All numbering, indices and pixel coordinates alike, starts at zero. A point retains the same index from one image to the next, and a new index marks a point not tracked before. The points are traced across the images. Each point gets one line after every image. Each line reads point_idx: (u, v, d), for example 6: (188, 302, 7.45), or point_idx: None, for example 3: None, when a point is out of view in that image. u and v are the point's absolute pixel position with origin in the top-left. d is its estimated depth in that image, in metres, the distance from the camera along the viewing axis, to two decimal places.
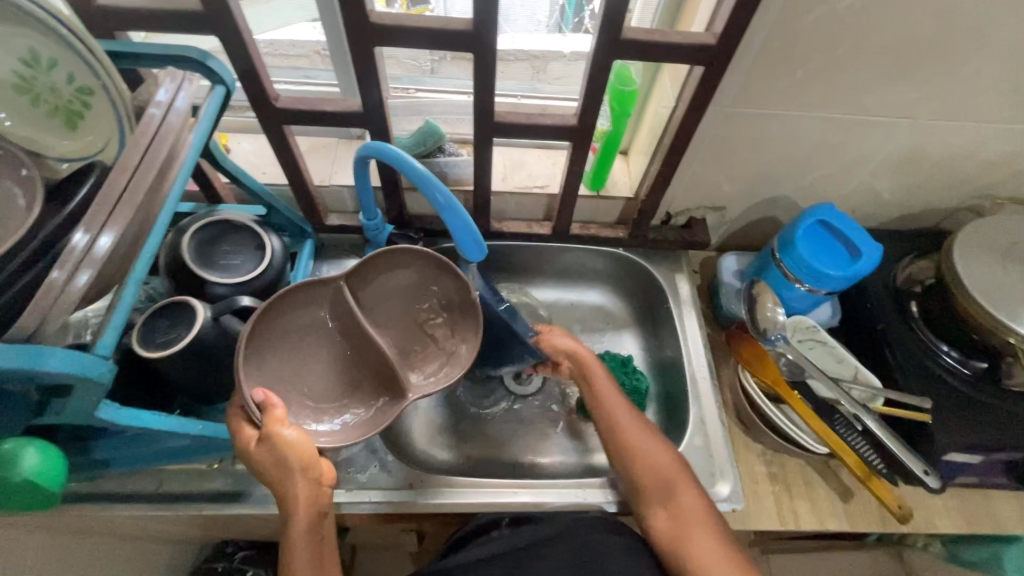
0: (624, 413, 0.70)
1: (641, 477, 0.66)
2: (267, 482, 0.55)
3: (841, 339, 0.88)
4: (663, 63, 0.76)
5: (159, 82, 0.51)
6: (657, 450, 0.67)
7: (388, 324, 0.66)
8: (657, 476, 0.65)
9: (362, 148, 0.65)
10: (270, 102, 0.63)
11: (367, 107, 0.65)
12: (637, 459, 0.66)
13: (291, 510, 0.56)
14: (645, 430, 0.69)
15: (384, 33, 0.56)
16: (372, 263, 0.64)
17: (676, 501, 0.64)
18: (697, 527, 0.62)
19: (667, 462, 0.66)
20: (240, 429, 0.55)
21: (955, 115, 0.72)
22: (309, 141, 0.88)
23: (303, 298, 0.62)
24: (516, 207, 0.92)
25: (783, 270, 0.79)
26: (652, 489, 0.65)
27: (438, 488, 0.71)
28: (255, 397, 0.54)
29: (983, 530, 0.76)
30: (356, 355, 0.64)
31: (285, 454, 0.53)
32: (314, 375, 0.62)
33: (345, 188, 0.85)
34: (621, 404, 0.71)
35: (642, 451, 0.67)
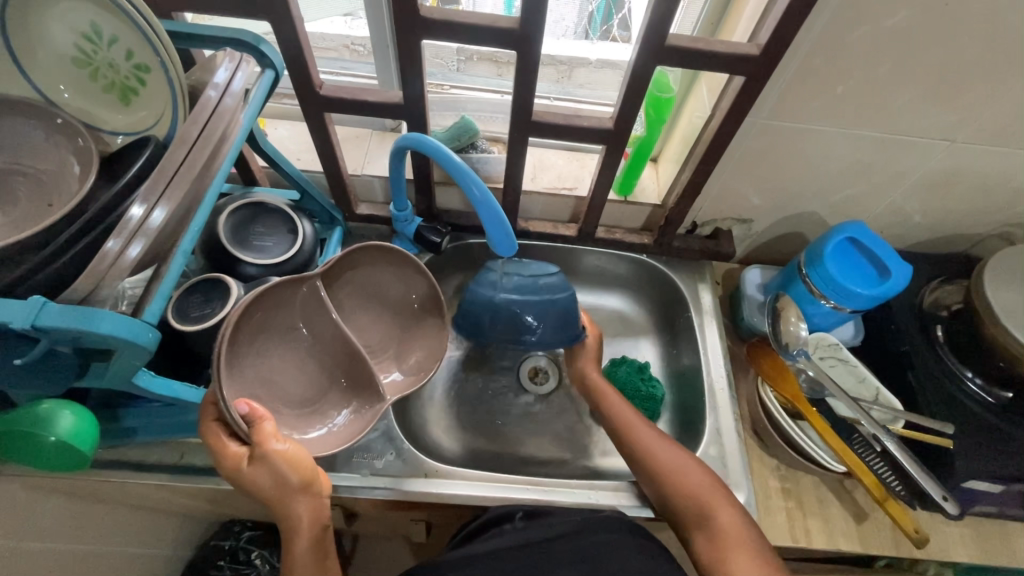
0: (640, 425, 0.72)
1: (672, 491, 0.65)
2: (264, 498, 0.56)
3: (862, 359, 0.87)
4: (701, 72, 0.76)
5: (216, 63, 0.52)
6: (692, 468, 0.66)
7: (359, 324, 0.70)
8: (689, 494, 0.64)
9: (401, 139, 0.66)
10: (314, 89, 0.65)
11: (408, 99, 0.66)
12: (669, 479, 0.65)
13: (294, 526, 0.58)
14: (668, 446, 0.69)
15: (431, 27, 0.57)
16: (350, 258, 0.66)
17: (712, 519, 0.61)
18: (734, 543, 0.59)
19: (698, 474, 0.65)
20: (220, 447, 0.53)
21: (995, 141, 0.71)
22: (345, 130, 0.90)
23: (279, 297, 0.61)
24: (543, 207, 0.93)
25: (808, 286, 0.78)
26: (684, 506, 0.64)
27: (452, 480, 0.72)
28: (238, 411, 0.52)
29: (998, 562, 0.75)
30: (336, 362, 0.66)
31: (283, 469, 0.54)
32: (291, 377, 0.63)
33: (376, 179, 0.87)
34: (637, 418, 0.73)
35: (670, 469, 0.66)
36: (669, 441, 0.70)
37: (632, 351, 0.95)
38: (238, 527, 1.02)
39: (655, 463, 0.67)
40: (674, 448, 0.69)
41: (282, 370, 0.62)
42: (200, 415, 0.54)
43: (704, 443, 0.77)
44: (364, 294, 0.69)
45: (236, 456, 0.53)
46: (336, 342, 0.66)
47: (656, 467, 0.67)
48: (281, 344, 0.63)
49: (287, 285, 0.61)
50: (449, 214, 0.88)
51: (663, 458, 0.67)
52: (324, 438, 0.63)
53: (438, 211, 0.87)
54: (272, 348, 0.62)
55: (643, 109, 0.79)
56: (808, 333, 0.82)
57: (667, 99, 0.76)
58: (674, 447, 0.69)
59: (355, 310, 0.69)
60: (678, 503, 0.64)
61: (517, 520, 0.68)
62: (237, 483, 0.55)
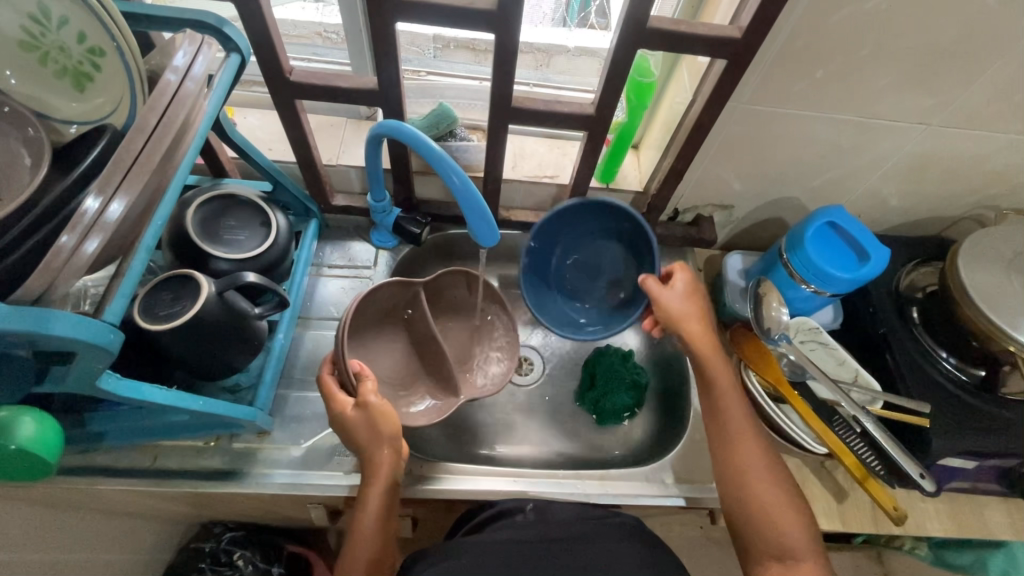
0: (748, 433, 0.66)
1: (761, 517, 0.62)
2: (354, 446, 0.60)
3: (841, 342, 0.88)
4: (681, 57, 0.75)
5: (175, 45, 0.49)
6: (785, 497, 0.63)
7: (448, 335, 0.79)
8: (778, 525, 0.61)
9: (376, 126, 0.64)
10: (283, 75, 0.62)
11: (383, 85, 0.64)
12: (760, 504, 0.62)
13: (370, 477, 0.59)
14: (768, 470, 0.64)
15: (405, 9, 0.55)
16: (442, 278, 0.76)
17: (796, 559, 0.59)
18: None
19: (786, 508, 0.62)
20: (331, 398, 0.60)
21: (968, 124, 0.72)
22: (318, 118, 0.86)
23: (388, 297, 0.73)
24: (527, 193, 0.91)
25: (789, 271, 0.79)
26: (766, 532, 0.61)
27: (437, 475, 0.71)
28: (352, 367, 0.60)
29: (971, 534, 0.77)
30: (426, 363, 0.76)
31: (376, 421, 0.58)
32: (386, 361, 0.75)
33: (353, 169, 0.84)
34: (745, 424, 0.66)
35: (765, 491, 0.63)
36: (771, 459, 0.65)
37: (616, 339, 0.95)
38: (219, 528, 0.98)
39: (749, 476, 0.64)
40: (772, 470, 0.64)
41: (383, 356, 0.75)
42: (319, 369, 0.63)
43: (689, 428, 0.78)
44: (451, 309, 0.79)
45: (343, 403, 0.59)
46: (428, 340, 0.75)
47: (755, 481, 0.63)
48: (377, 333, 0.75)
49: (374, 290, 0.71)
50: (429, 204, 0.86)
51: (757, 480, 0.63)
52: (422, 414, 0.72)
53: (418, 202, 0.85)
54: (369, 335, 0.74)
55: (625, 94, 0.78)
56: (789, 317, 0.82)
57: (649, 85, 0.75)
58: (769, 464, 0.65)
59: (445, 323, 0.79)
60: (760, 525, 0.62)
61: (527, 512, 0.69)
62: (339, 429, 0.60)
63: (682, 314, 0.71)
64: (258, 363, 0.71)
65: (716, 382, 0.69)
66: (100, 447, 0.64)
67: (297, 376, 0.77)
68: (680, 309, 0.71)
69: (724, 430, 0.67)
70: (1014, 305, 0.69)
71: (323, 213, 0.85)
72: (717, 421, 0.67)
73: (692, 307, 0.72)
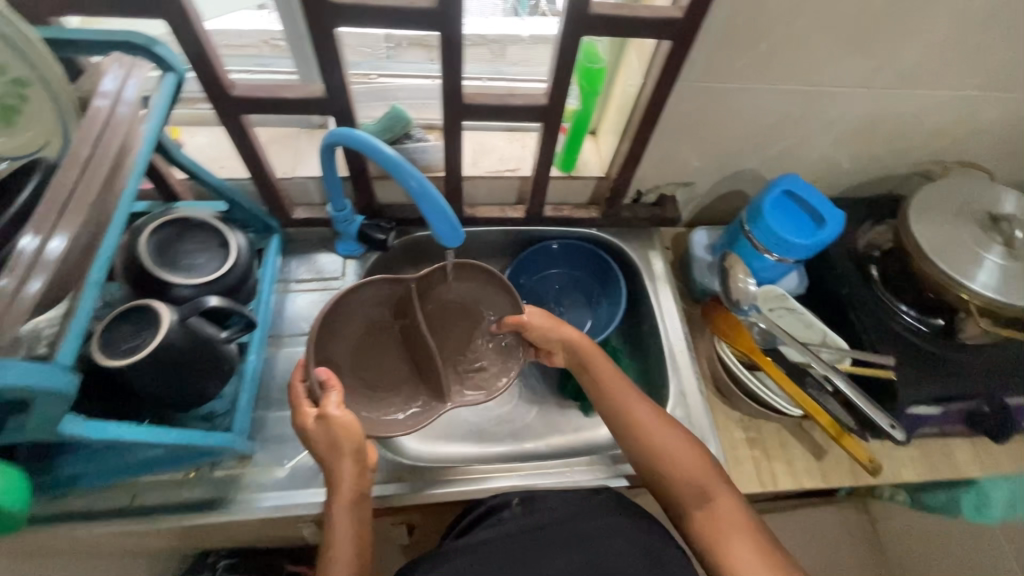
0: (640, 406, 0.68)
1: (671, 479, 0.65)
2: (319, 457, 0.58)
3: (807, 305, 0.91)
4: (629, 40, 0.75)
5: (105, 69, 0.49)
6: (684, 449, 0.65)
7: (451, 339, 0.71)
8: (684, 476, 0.64)
9: (329, 136, 0.62)
10: (226, 90, 0.60)
11: (330, 92, 0.62)
12: (667, 463, 0.65)
13: (333, 490, 0.58)
14: (669, 432, 0.66)
15: (343, 13, 0.54)
16: (440, 271, 0.68)
17: (711, 501, 0.63)
18: (733, 529, 0.61)
19: (695, 464, 0.65)
20: (300, 408, 0.59)
21: (907, 84, 0.74)
22: (269, 131, 0.84)
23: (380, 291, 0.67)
24: (492, 188, 0.91)
25: (752, 241, 0.80)
26: (680, 490, 0.64)
27: (427, 479, 0.71)
28: (318, 376, 0.58)
29: (942, 475, 0.81)
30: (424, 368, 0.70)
31: (335, 435, 0.56)
32: (383, 364, 0.70)
33: (310, 180, 0.82)
34: (632, 397, 0.69)
35: (663, 452, 0.65)
36: (663, 419, 0.68)
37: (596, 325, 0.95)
38: (212, 557, 0.95)
39: (644, 442, 0.66)
40: (665, 428, 0.67)
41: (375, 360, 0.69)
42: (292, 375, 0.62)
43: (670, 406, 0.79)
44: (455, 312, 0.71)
45: (306, 415, 0.58)
46: (423, 342, 0.68)
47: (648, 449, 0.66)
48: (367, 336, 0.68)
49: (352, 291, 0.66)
50: (392, 209, 0.85)
51: (659, 437, 0.66)
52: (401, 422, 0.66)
53: (382, 208, 0.84)
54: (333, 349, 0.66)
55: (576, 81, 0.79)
56: (755, 286, 0.83)
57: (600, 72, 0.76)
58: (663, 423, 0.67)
59: (445, 324, 0.71)
60: (670, 478, 0.65)
61: (514, 505, 0.68)
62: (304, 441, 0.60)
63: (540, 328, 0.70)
64: (232, 388, 0.70)
65: (593, 373, 0.70)
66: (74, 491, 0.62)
67: (275, 397, 0.76)
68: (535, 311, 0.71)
69: (611, 409, 0.69)
70: (964, 253, 0.72)
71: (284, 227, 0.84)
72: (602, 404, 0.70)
73: (550, 317, 0.72)
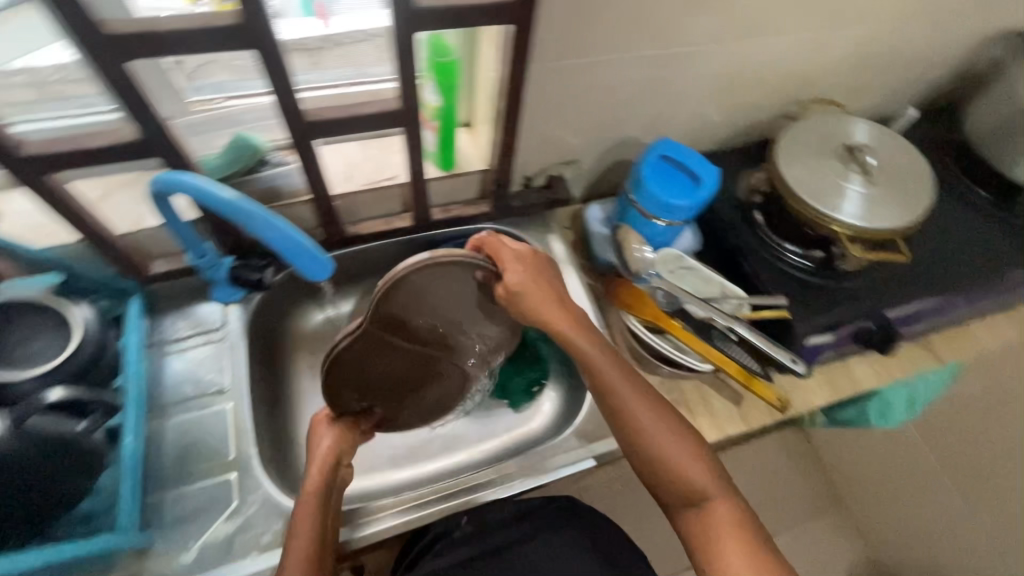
0: (648, 415, 0.65)
1: (675, 489, 0.64)
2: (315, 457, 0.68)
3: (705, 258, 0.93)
4: (478, 31, 0.72)
5: None
6: (689, 455, 0.65)
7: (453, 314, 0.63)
8: (692, 483, 0.63)
9: (154, 182, 0.58)
10: (14, 151, 0.52)
11: (147, 133, 0.55)
12: (671, 471, 0.64)
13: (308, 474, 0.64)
14: (677, 442, 0.65)
15: (129, 42, 0.47)
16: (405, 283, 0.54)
17: (710, 506, 0.63)
18: (729, 537, 0.61)
19: (700, 473, 0.64)
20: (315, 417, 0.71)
21: (751, 34, 0.77)
22: (99, 183, 0.73)
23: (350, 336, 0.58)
24: (370, 206, 0.86)
25: (639, 210, 0.82)
26: (682, 495, 0.64)
27: (356, 519, 0.68)
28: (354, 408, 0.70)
29: (846, 394, 0.87)
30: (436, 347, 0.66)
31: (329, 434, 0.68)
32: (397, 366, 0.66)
33: (162, 229, 0.74)
34: (643, 404, 0.66)
35: (670, 454, 0.64)
36: (670, 421, 0.66)
37: None
38: None
39: (649, 445, 0.65)
40: (672, 433, 0.65)
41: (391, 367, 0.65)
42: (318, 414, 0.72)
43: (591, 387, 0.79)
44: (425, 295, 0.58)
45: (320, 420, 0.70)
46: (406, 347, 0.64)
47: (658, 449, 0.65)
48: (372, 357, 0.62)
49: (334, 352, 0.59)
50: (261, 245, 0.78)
51: (665, 446, 0.64)
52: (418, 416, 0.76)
53: (248, 246, 0.77)
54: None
55: (428, 75, 0.74)
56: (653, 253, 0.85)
57: (452, 65, 0.72)
58: (670, 428, 0.66)
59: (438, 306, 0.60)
60: (674, 487, 0.64)
61: (463, 525, 0.74)
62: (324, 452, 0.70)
63: (530, 302, 0.63)
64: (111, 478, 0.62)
65: (603, 375, 0.66)
66: None
67: (169, 473, 0.67)
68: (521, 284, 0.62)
69: (619, 413, 0.66)
70: (826, 187, 0.77)
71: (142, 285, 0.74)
72: (608, 405, 0.67)
73: (543, 284, 0.64)
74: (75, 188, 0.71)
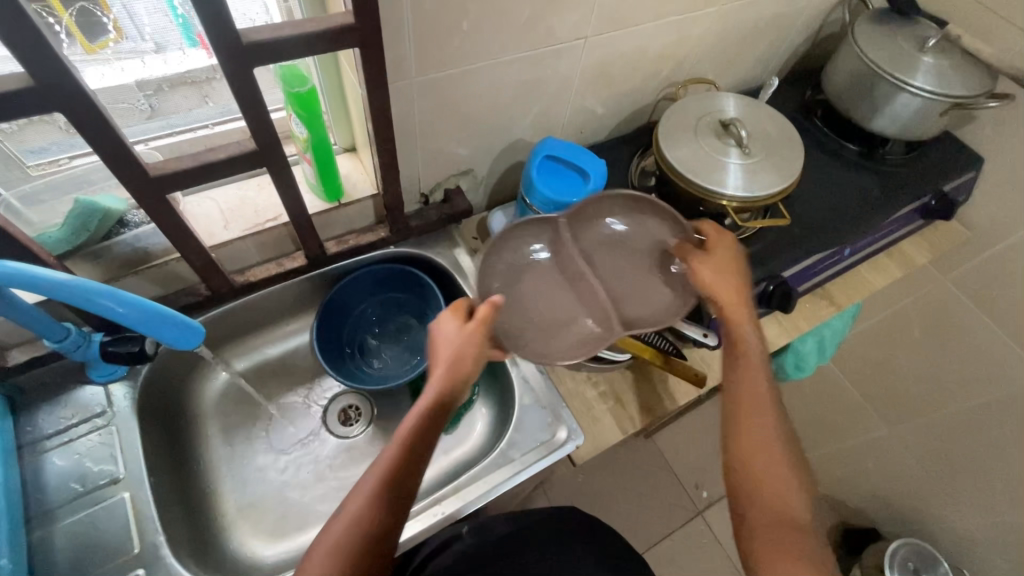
0: (765, 407, 0.62)
1: (765, 496, 0.59)
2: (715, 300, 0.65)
3: (811, 226, 0.86)
4: (562, 7, 0.69)
5: None
6: (770, 462, 0.60)
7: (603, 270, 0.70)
8: (766, 489, 0.59)
9: (542, 142, 0.81)
10: (145, 173, 0.53)
11: (263, 141, 0.57)
12: (759, 468, 0.60)
13: (730, 337, 0.65)
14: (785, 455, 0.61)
15: (259, 53, 0.50)
16: (585, 208, 0.68)
17: (788, 530, 0.57)
18: (791, 560, 0.55)
19: (790, 495, 0.59)
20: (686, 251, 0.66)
21: None
22: (202, 199, 0.76)
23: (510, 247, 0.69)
24: (429, 192, 0.88)
25: (735, 178, 0.77)
26: (765, 503, 0.59)
27: (481, 493, 0.70)
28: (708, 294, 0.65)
29: None
30: (591, 297, 0.69)
31: (735, 303, 0.65)
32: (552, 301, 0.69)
33: (267, 236, 0.77)
34: (762, 398, 0.63)
35: (752, 452, 0.61)
36: (772, 423, 0.62)
37: None
38: None
39: (751, 436, 0.62)
40: (767, 437, 0.61)
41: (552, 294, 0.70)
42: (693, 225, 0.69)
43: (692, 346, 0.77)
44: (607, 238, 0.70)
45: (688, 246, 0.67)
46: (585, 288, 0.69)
47: (740, 442, 0.62)
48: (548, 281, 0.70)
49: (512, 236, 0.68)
50: (340, 243, 0.82)
51: (760, 449, 0.61)
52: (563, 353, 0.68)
53: (331, 245, 0.81)
54: (523, 241, 0.69)
55: (292, 110, 0.67)
56: (732, 226, 0.83)
57: (530, 42, 0.72)
58: (767, 431, 0.61)
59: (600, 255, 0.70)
60: (755, 488, 0.60)
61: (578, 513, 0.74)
62: (717, 282, 0.65)
63: (714, 286, 0.65)
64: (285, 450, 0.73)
65: (743, 360, 0.65)
66: None
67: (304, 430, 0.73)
68: (714, 271, 0.65)
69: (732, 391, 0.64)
70: None
71: (251, 291, 0.77)
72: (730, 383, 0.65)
73: (731, 275, 0.66)
74: (184, 204, 0.75)
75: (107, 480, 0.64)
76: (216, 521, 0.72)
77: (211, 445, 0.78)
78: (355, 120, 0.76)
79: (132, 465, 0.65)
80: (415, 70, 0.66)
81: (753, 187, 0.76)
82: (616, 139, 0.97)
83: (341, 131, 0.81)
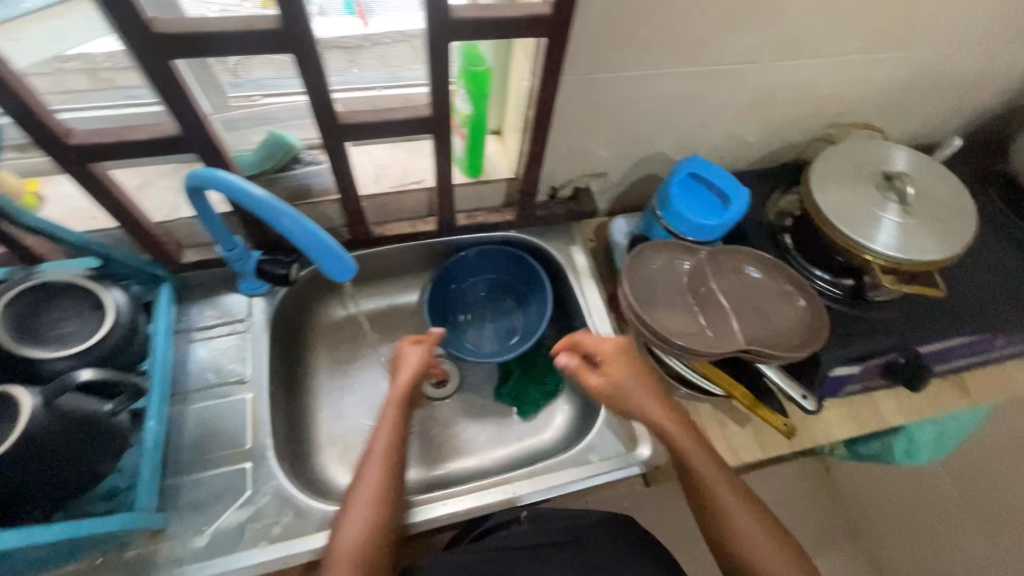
0: (716, 476, 0.65)
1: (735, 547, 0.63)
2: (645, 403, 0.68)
3: (963, 303, 0.78)
4: (744, 29, 0.68)
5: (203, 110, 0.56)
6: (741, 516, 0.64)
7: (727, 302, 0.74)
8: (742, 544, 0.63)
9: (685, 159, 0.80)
10: (335, 119, 0.60)
11: (438, 110, 0.62)
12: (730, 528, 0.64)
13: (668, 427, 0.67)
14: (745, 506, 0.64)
15: (460, 29, 0.54)
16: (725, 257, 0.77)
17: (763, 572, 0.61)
18: None
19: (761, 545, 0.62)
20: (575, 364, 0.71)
21: None
22: (360, 152, 0.83)
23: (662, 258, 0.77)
24: (560, 187, 0.90)
25: (889, 234, 0.72)
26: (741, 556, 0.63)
27: (553, 486, 0.71)
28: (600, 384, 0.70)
29: None
30: (715, 320, 0.73)
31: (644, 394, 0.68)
32: (678, 316, 0.73)
33: (409, 197, 0.83)
34: (713, 468, 0.65)
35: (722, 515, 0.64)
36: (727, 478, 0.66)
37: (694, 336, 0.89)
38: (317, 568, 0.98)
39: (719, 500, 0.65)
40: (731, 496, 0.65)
41: (675, 309, 0.74)
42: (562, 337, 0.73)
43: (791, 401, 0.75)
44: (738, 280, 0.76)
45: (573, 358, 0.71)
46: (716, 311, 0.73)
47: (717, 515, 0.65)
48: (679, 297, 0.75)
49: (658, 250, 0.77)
50: (470, 218, 0.86)
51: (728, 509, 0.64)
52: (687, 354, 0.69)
53: (461, 217, 0.86)
54: (662, 254, 0.77)
55: (463, 86, 0.73)
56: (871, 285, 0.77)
57: (701, 59, 0.71)
58: (728, 490, 0.65)
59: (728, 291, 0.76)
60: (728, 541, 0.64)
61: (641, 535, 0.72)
62: (619, 384, 0.68)
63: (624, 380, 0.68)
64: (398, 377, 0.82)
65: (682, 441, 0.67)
66: (201, 515, 0.65)
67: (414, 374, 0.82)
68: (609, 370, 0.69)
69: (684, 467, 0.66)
70: None
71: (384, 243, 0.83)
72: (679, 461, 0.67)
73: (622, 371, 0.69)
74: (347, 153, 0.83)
75: (236, 379, 0.73)
76: (309, 442, 0.79)
77: (318, 373, 0.85)
78: (511, 105, 0.80)
79: (258, 371, 0.74)
80: (586, 67, 0.68)
81: (906, 248, 0.71)
82: (760, 170, 0.94)
83: (494, 113, 0.85)
